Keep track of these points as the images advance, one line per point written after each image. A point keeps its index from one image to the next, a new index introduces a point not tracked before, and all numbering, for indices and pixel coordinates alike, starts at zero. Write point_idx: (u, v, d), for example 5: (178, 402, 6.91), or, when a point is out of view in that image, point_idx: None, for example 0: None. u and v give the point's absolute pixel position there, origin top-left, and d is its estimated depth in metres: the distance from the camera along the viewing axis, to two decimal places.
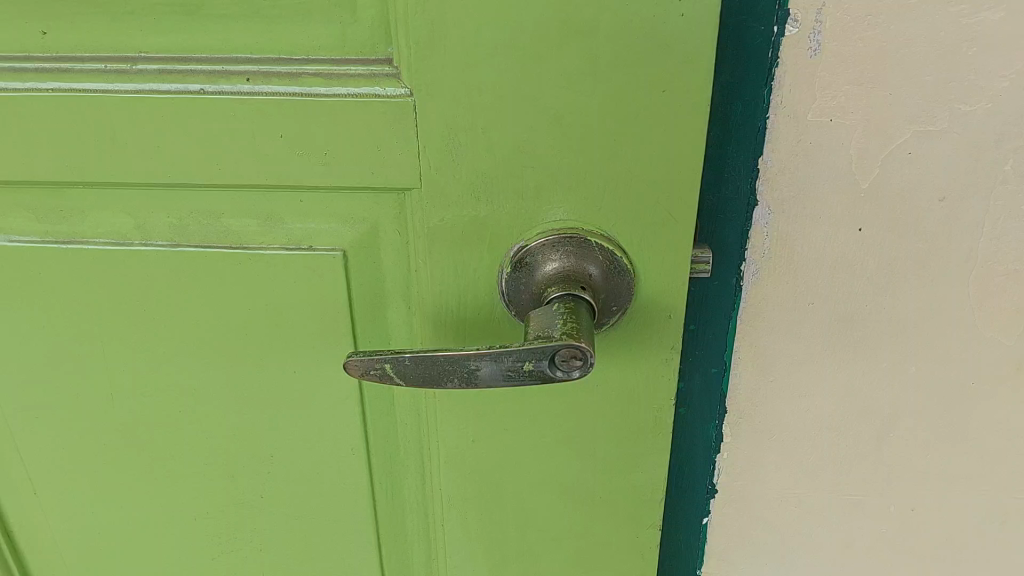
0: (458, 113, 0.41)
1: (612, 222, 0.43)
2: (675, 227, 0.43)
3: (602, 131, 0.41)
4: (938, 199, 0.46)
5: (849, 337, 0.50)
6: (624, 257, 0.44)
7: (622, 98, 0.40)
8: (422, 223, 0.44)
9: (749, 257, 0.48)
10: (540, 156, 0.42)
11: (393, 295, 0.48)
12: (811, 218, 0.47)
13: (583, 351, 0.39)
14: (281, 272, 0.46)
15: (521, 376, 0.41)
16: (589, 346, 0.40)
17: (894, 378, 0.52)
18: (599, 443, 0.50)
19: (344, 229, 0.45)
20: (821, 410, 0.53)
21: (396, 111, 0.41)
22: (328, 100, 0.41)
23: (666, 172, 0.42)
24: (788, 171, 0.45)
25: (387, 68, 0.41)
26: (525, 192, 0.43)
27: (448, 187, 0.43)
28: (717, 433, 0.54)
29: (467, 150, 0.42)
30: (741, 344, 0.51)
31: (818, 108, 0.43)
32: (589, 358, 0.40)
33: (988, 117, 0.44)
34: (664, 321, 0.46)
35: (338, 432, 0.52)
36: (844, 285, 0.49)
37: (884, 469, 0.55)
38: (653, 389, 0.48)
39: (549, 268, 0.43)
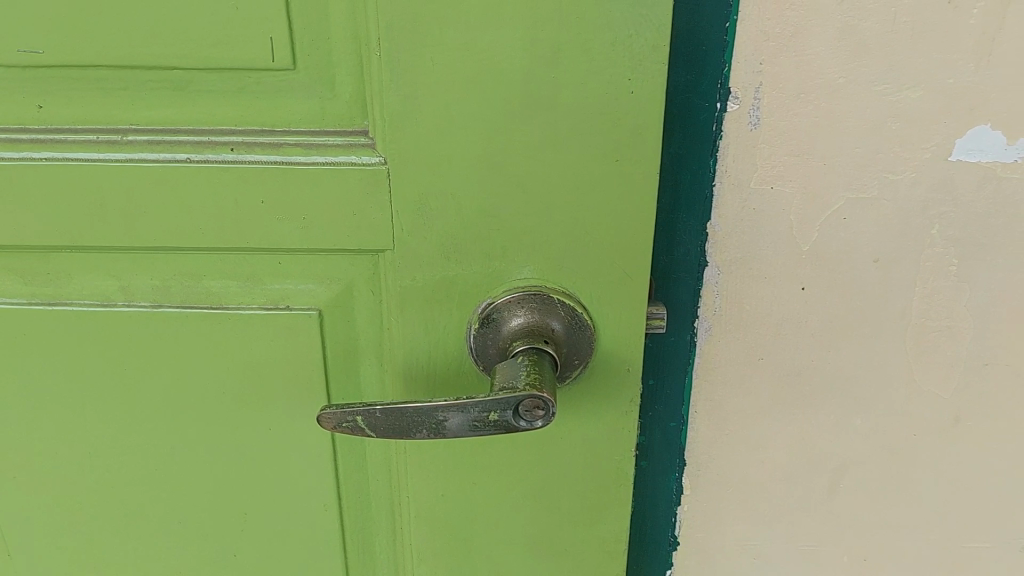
0: (429, 180, 0.44)
1: (573, 280, 0.47)
2: (631, 285, 0.47)
3: (563, 197, 0.44)
4: (873, 261, 0.50)
5: (797, 390, 0.53)
6: (584, 313, 0.47)
7: (581, 166, 0.44)
8: (396, 282, 0.47)
9: (701, 315, 0.51)
10: (506, 219, 0.45)
11: (367, 352, 0.50)
12: (758, 278, 0.50)
13: (545, 401, 0.42)
14: (259, 331, 0.49)
15: (487, 426, 0.43)
16: (550, 396, 0.42)
17: (842, 431, 0.55)
18: (563, 496, 0.52)
19: (321, 288, 0.48)
20: (773, 464, 0.56)
21: (370, 178, 0.44)
22: (308, 169, 0.44)
23: (622, 234, 0.45)
24: (734, 235, 0.49)
25: (363, 139, 0.44)
26: (493, 253, 0.46)
27: (420, 248, 0.46)
28: (677, 486, 0.56)
29: (437, 214, 0.45)
30: (696, 399, 0.54)
31: (760, 176, 0.47)
32: (551, 408, 0.42)
33: (914, 185, 0.48)
34: (623, 373, 0.49)
35: (311, 488, 0.53)
36: (790, 342, 0.52)
37: (837, 523, 0.58)
38: (614, 440, 0.51)
39: (515, 323, 0.46)
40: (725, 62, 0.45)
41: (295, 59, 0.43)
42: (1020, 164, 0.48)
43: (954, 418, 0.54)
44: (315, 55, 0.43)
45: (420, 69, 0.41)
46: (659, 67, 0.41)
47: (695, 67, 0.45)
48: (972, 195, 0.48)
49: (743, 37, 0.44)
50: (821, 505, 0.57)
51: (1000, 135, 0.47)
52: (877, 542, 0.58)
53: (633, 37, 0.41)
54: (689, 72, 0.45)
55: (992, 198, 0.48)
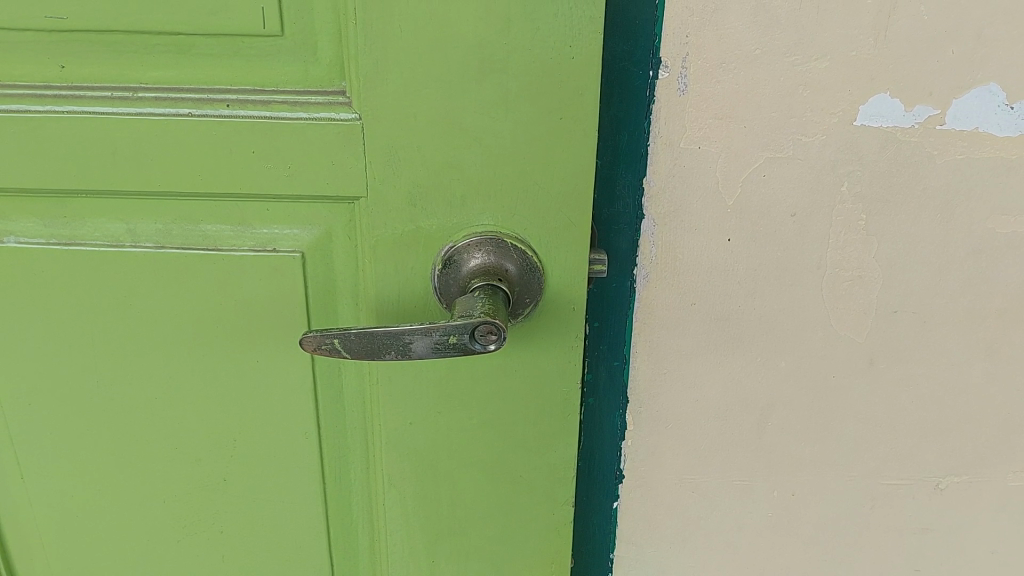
0: (398, 134, 0.51)
1: (524, 226, 0.53)
2: (575, 231, 0.53)
3: (514, 150, 0.51)
4: (790, 215, 0.57)
5: (727, 334, 0.60)
6: (535, 256, 0.54)
7: (529, 122, 0.50)
8: (369, 227, 0.54)
9: (639, 263, 0.58)
10: (465, 170, 0.52)
11: (343, 293, 0.57)
12: (689, 229, 0.57)
13: (498, 327, 0.49)
14: (248, 271, 0.55)
15: (447, 349, 0.50)
16: (502, 323, 0.49)
17: (769, 372, 0.62)
18: (518, 424, 0.59)
19: (303, 233, 0.55)
20: (707, 401, 0.62)
21: (347, 132, 0.51)
22: (292, 123, 0.51)
23: (566, 184, 0.52)
24: (667, 189, 0.56)
25: (341, 98, 0.51)
26: (454, 201, 0.53)
27: (390, 196, 0.53)
28: (622, 422, 0.63)
29: (405, 165, 0.52)
30: (637, 341, 0.60)
31: (688, 137, 0.54)
32: (502, 333, 0.49)
33: (825, 147, 0.55)
34: (569, 311, 0.56)
35: (294, 418, 0.60)
36: (719, 288, 0.59)
37: (764, 456, 0.65)
38: (562, 374, 0.57)
39: (473, 263, 0.53)
40: (656, 35, 0.52)
41: (283, 27, 0.50)
42: (917, 129, 0.55)
43: (868, 360, 0.61)
44: (300, 23, 0.50)
45: (390, 36, 0.48)
46: (595, 34, 0.48)
47: (630, 40, 0.52)
48: (875, 156, 0.55)
49: (670, 12, 0.51)
50: (751, 439, 0.64)
51: (898, 102, 0.54)
52: (803, 475, 0.65)
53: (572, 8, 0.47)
54: (625, 44, 0.52)
55: (893, 158, 0.55)
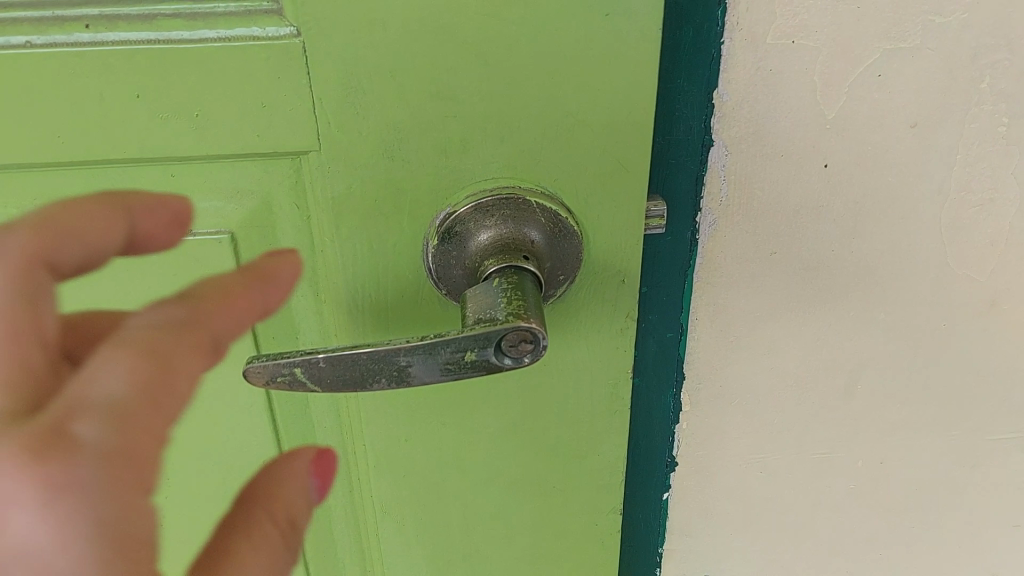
0: (362, 54, 0.33)
1: (553, 176, 0.37)
2: (626, 177, 0.37)
3: (537, 68, 0.34)
4: (909, 127, 0.41)
5: (814, 287, 0.45)
6: (571, 219, 0.38)
7: (560, 25, 0.33)
8: (328, 191, 0.37)
9: (705, 207, 0.42)
10: (465, 102, 0.35)
11: (296, 281, 0.40)
12: (773, 155, 0.41)
13: (534, 333, 0.33)
14: (157, 263, 0.38)
15: (462, 369, 0.34)
16: (540, 326, 0.34)
17: (864, 328, 0.47)
18: (549, 430, 0.44)
19: (228, 205, 0.38)
20: (785, 369, 0.48)
21: (281, 56, 0.33)
22: (193, 48, 0.32)
23: (614, 113, 0.35)
24: (746, 105, 0.39)
25: (267, 5, 0.32)
26: (450, 147, 0.36)
27: (354, 146, 0.35)
28: (676, 403, 0.49)
29: (373, 100, 0.34)
30: (698, 305, 0.45)
31: (778, 29, 0.38)
32: (542, 340, 0.34)
33: (964, 29, 0.38)
34: (618, 285, 0.40)
35: (244, 443, 0.44)
36: (810, 230, 0.43)
37: (850, 427, 0.50)
38: (608, 365, 0.42)
39: (484, 238, 0.37)
40: None
41: None
42: None
43: (990, 302, 0.46)
44: None
45: None
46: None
47: None
48: None
49: None
50: (835, 411, 0.50)
51: None
52: (897, 444, 0.51)
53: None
54: None
55: None
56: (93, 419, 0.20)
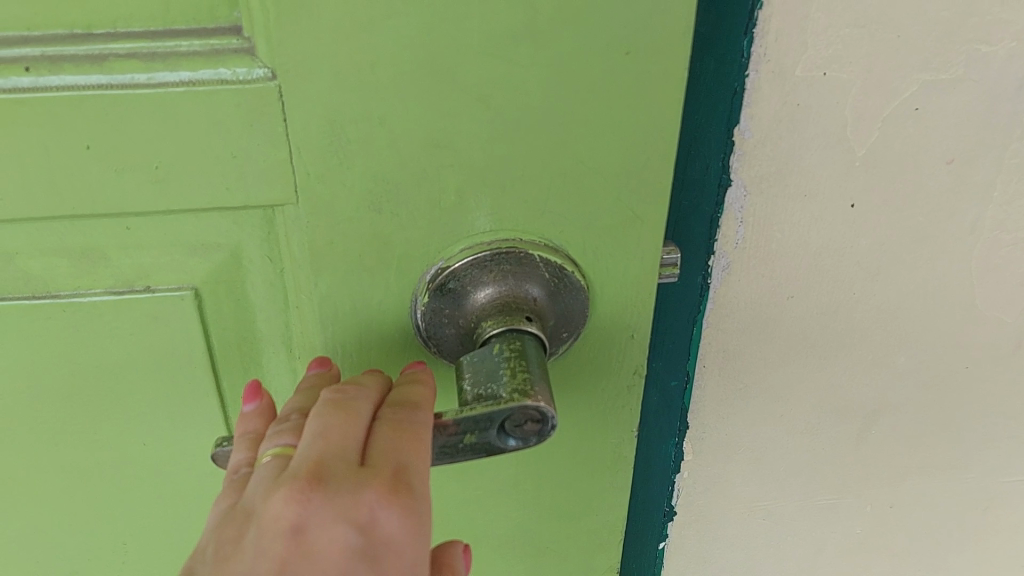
0: (345, 99, 0.29)
1: (559, 229, 0.33)
2: (640, 228, 0.33)
3: (545, 112, 0.30)
4: (945, 164, 0.37)
5: (832, 332, 0.42)
6: (576, 273, 0.34)
7: (573, 66, 0.29)
8: (306, 249, 0.32)
9: (719, 250, 0.39)
10: (464, 150, 0.30)
11: (269, 340, 0.36)
12: (795, 195, 0.37)
13: (542, 412, 0.29)
14: (112, 324, 0.34)
15: (461, 452, 0.30)
16: (549, 403, 0.29)
17: (882, 371, 0.44)
18: (546, 491, 0.40)
19: (190, 260, 0.33)
20: (795, 415, 0.45)
21: (253, 101, 0.29)
22: (150, 92, 0.28)
23: (628, 161, 0.31)
24: (769, 142, 0.36)
25: (236, 42, 0.28)
26: (446, 200, 0.31)
27: (336, 200, 0.31)
28: (678, 451, 0.46)
29: (360, 149, 0.30)
30: (707, 350, 0.42)
31: (809, 61, 0.34)
32: (550, 418, 0.29)
33: (1009, 61, 0.34)
34: (626, 342, 0.36)
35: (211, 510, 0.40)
36: (831, 273, 0.40)
37: (860, 470, 0.48)
38: (613, 425, 0.39)
39: (481, 297, 0.33)
40: None
41: None
42: None
43: (1016, 344, 0.43)
44: None
45: None
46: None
47: None
48: None
49: None
50: (846, 453, 0.47)
51: None
52: (908, 487, 0.49)
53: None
54: None
55: None
56: (419, 468, 0.29)
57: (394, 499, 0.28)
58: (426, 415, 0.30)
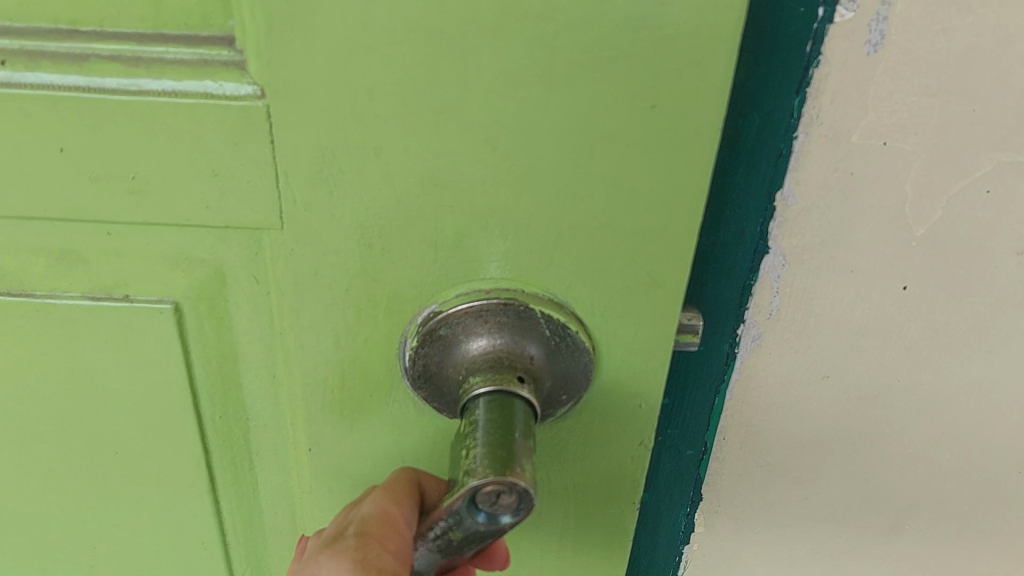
0: (339, 127, 0.26)
1: (566, 285, 0.30)
2: (656, 294, 0.30)
3: (557, 161, 0.27)
4: (1015, 255, 0.33)
5: (870, 419, 0.38)
6: (581, 332, 0.31)
7: (592, 116, 0.26)
8: (289, 278, 0.30)
9: (750, 320, 0.35)
10: (466, 193, 0.28)
11: (252, 363, 0.34)
12: (841, 269, 0.34)
13: (505, 484, 0.26)
14: (88, 331, 0.32)
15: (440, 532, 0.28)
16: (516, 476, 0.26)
17: (923, 469, 0.40)
18: (535, 544, 0.38)
19: (173, 272, 0.31)
20: (821, 499, 0.42)
21: (239, 120, 0.26)
22: (128, 99, 0.26)
23: (646, 222, 0.28)
24: (816, 211, 0.32)
25: (226, 54, 0.26)
26: (443, 242, 0.29)
27: (324, 231, 0.29)
28: (688, 521, 0.43)
29: (352, 180, 0.27)
30: (729, 421, 0.39)
31: (867, 128, 0.30)
32: (518, 490, 0.26)
33: None
34: (633, 410, 0.33)
35: (185, 525, 0.39)
36: (874, 356, 0.36)
37: (888, 562, 0.44)
38: (616, 490, 0.36)
39: (472, 348, 0.30)
40: None
41: None
42: None
43: None
44: None
45: None
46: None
47: None
48: None
49: None
50: (873, 544, 0.44)
51: None
52: None
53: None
54: None
55: None
56: (360, 527, 0.30)
57: (331, 549, 0.30)
58: (376, 491, 0.32)
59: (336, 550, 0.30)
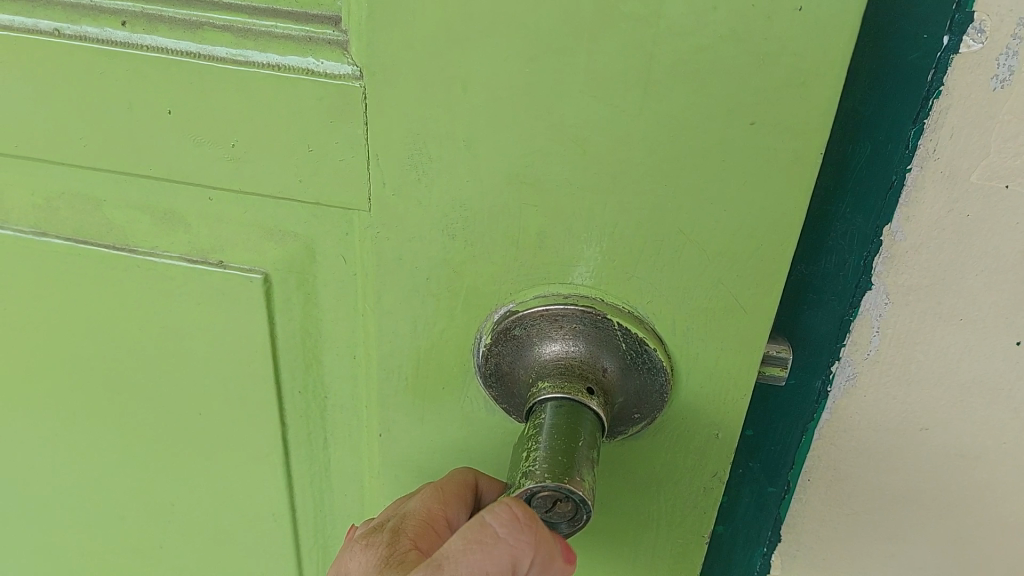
0: (431, 115, 0.26)
1: (647, 299, 0.29)
2: (740, 321, 0.29)
3: (647, 171, 0.26)
4: None
5: (967, 480, 0.36)
6: (659, 351, 0.30)
7: (686, 128, 0.25)
8: (373, 261, 0.30)
9: (845, 357, 0.34)
10: (552, 194, 0.27)
11: (335, 341, 0.34)
12: (948, 314, 0.32)
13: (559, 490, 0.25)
14: (183, 291, 0.33)
15: None
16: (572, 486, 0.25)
17: (1020, 540, 0.38)
18: (595, 565, 0.37)
19: (267, 244, 0.32)
20: (907, 557, 0.40)
21: (336, 99, 0.27)
22: (234, 69, 0.27)
23: (735, 244, 0.27)
24: (925, 251, 0.31)
25: (331, 32, 0.26)
26: (525, 242, 0.29)
27: (410, 218, 0.29)
28: (763, 561, 0.41)
29: (440, 170, 0.27)
30: (815, 461, 0.37)
31: (989, 167, 0.29)
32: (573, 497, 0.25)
33: None
34: (708, 440, 0.32)
35: (258, 492, 0.39)
36: (977, 413, 0.34)
37: None
38: (684, 521, 0.35)
39: (544, 353, 0.29)
40: None
41: None
42: None
43: None
44: None
45: None
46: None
47: None
48: None
49: None
50: None
51: None
52: None
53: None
54: None
55: None
56: (399, 519, 0.30)
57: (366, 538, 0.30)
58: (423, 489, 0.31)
59: (370, 539, 0.29)
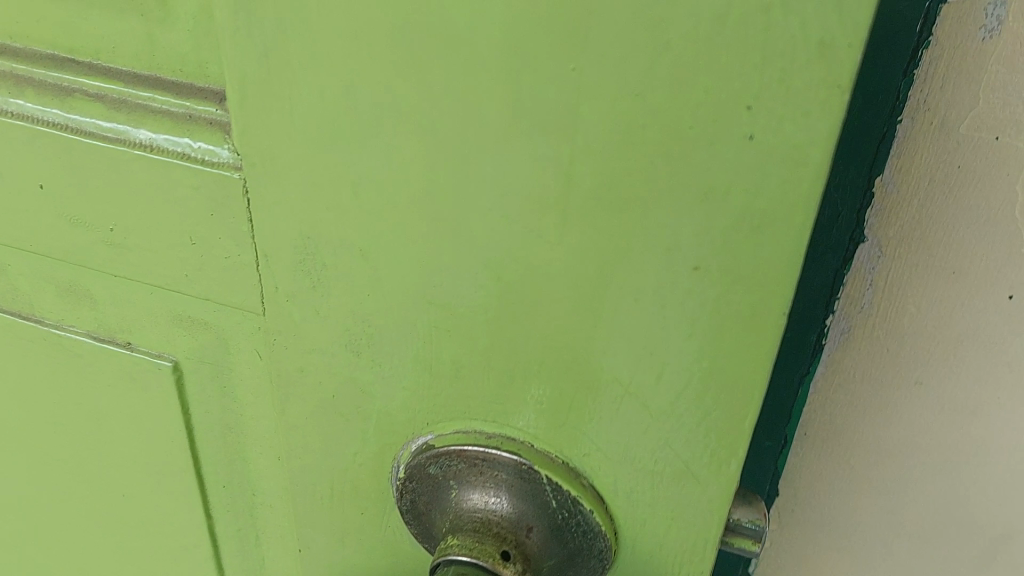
0: (321, 218, 0.22)
1: (582, 452, 0.24)
2: (693, 488, 0.23)
3: (573, 306, 0.21)
4: None
5: (966, 469, 0.33)
6: (597, 513, 0.24)
7: (615, 261, 0.20)
8: (276, 368, 0.26)
9: (840, 316, 0.30)
10: (464, 320, 0.22)
11: (254, 442, 0.30)
12: (940, 270, 0.28)
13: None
14: (92, 370, 0.30)
15: None
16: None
17: None
18: None
19: (173, 332, 0.28)
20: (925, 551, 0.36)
21: (215, 189, 0.22)
22: (105, 145, 0.23)
23: (682, 402, 0.22)
24: (922, 205, 0.27)
25: (212, 111, 0.22)
26: (438, 370, 0.24)
27: (308, 328, 0.24)
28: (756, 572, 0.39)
29: (335, 281, 0.23)
30: (811, 436, 0.34)
31: (984, 118, 0.25)
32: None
33: None
34: None
35: None
36: (974, 395, 0.31)
37: None
38: None
39: (462, 502, 0.25)
40: None
41: None
42: None
43: None
44: None
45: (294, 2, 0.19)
46: (836, 105, 0.16)
47: None
48: None
49: None
50: None
51: None
52: None
53: (772, 27, 0.16)
54: None
55: None
56: None
57: None
58: None
59: None
